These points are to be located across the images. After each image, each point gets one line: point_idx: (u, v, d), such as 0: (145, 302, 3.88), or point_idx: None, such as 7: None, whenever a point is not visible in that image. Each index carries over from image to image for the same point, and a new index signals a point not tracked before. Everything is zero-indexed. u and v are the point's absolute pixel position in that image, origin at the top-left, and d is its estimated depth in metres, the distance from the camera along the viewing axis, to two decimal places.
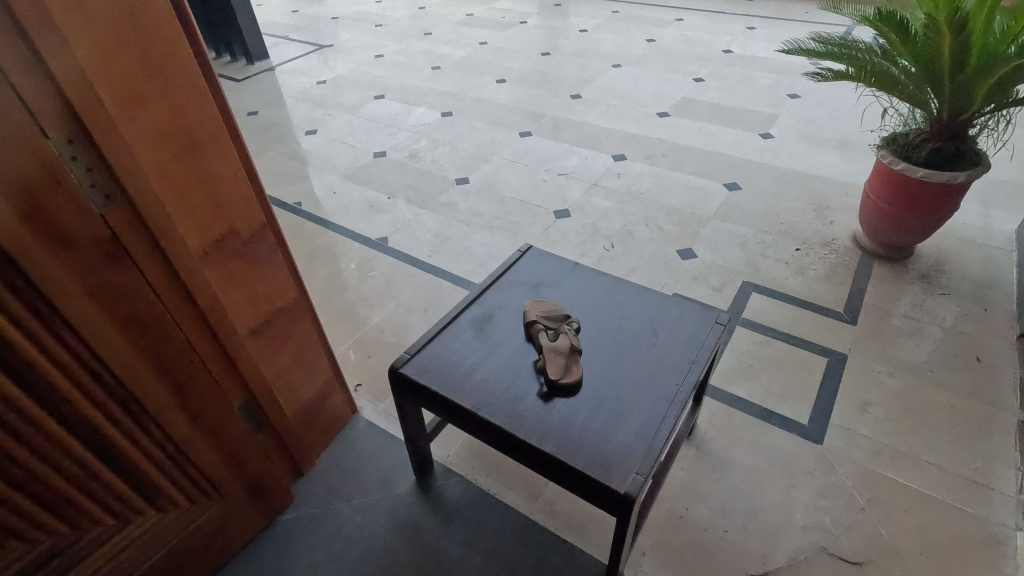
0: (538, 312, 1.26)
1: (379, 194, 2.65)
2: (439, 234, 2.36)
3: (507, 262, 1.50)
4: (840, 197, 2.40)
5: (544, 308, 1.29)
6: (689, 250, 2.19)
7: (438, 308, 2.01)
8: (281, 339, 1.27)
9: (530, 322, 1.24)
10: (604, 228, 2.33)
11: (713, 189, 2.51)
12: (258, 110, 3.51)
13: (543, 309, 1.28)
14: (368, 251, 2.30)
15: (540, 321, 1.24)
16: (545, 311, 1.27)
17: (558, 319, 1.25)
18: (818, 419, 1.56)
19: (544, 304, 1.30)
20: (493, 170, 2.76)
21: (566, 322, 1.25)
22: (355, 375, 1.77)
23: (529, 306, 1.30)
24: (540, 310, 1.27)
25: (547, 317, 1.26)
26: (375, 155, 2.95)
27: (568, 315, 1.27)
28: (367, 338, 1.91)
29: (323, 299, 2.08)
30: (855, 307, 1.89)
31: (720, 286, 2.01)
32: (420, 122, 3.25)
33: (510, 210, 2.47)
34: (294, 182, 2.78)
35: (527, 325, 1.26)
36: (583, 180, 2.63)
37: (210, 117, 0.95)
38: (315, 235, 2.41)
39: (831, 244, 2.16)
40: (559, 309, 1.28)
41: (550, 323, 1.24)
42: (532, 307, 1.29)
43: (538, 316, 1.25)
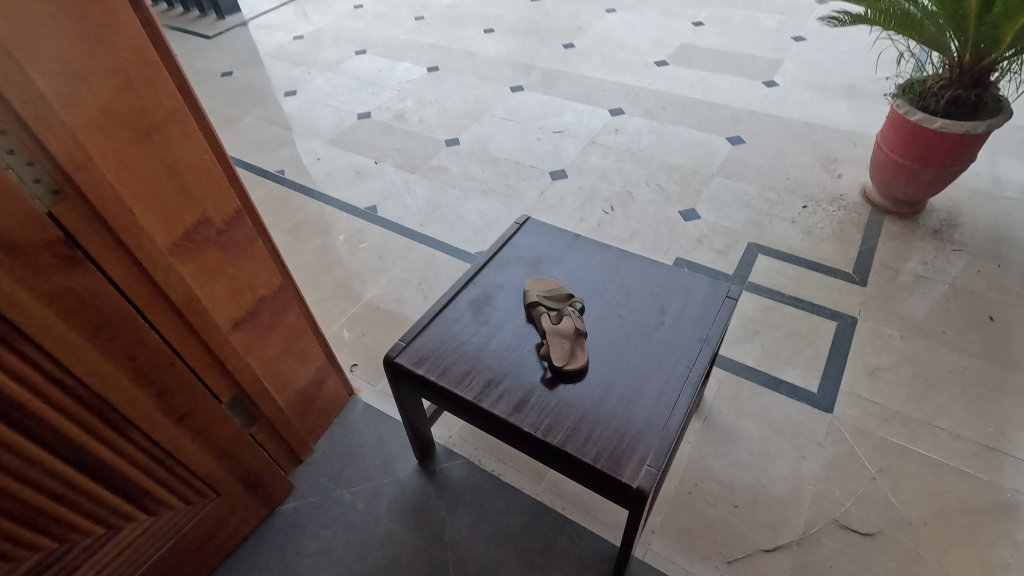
0: (540, 293, 1.19)
1: (365, 159, 2.52)
2: (431, 201, 2.26)
3: (503, 234, 1.42)
4: (848, 148, 2.29)
5: (546, 287, 1.22)
6: (692, 211, 2.10)
7: (433, 282, 1.94)
8: (272, 329, 1.21)
9: (530, 303, 1.17)
10: (602, 190, 2.23)
11: (715, 143, 2.39)
12: (232, 71, 3.31)
13: (544, 289, 1.20)
14: (356, 222, 2.20)
15: (541, 304, 1.17)
16: (547, 291, 1.19)
17: (560, 300, 1.18)
18: (827, 387, 1.53)
19: (546, 283, 1.23)
20: (484, 129, 2.62)
21: (569, 302, 1.18)
22: (350, 356, 1.72)
23: (529, 284, 1.23)
24: (541, 290, 1.20)
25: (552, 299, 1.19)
26: (360, 117, 2.80)
27: (571, 295, 1.20)
28: (360, 317, 1.84)
29: (312, 277, 2.00)
30: (864, 267, 1.83)
31: (724, 249, 1.94)
32: (404, 79, 3.07)
33: (503, 173, 2.36)
34: (277, 149, 2.64)
35: (528, 307, 1.18)
36: (579, 138, 2.51)
37: (168, 95, 0.85)
38: (301, 207, 2.30)
39: (840, 200, 2.07)
40: (563, 288, 1.21)
41: (553, 304, 1.17)
42: (533, 286, 1.22)
43: (540, 296, 1.19)
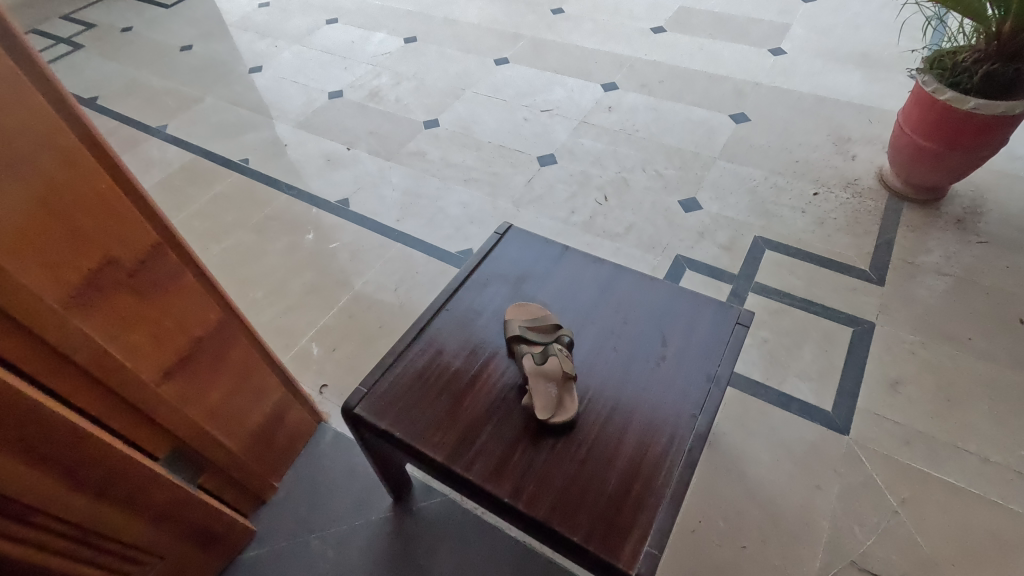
0: (523, 324, 1.04)
1: (337, 145, 2.31)
2: (408, 192, 2.07)
3: (481, 246, 1.25)
4: (862, 124, 2.09)
5: (529, 316, 1.07)
6: (693, 200, 1.92)
7: (410, 286, 1.77)
8: (215, 373, 1.06)
9: (511, 336, 1.03)
10: (595, 177, 2.04)
11: (717, 121, 2.19)
12: (193, 44, 3.04)
13: (528, 319, 1.05)
14: (327, 217, 2.02)
15: (524, 337, 1.02)
16: (531, 321, 1.04)
17: (546, 334, 1.02)
18: (842, 404, 1.39)
19: (529, 312, 1.07)
20: (465, 108, 2.41)
21: (556, 336, 1.02)
22: (320, 375, 1.57)
23: (511, 311, 1.08)
24: (524, 320, 1.05)
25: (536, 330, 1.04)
26: (330, 95, 2.57)
27: (558, 326, 1.04)
28: (330, 328, 1.68)
29: (278, 282, 1.82)
30: (882, 262, 1.67)
31: (728, 244, 1.77)
32: (379, 51, 2.83)
33: (487, 158, 2.16)
34: (240, 134, 2.42)
35: (509, 343, 1.04)
36: (569, 117, 2.30)
37: (37, 116, 0.67)
38: (267, 201, 2.10)
39: (854, 185, 1.89)
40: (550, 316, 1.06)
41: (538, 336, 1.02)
42: (515, 314, 1.07)
43: (523, 327, 1.04)
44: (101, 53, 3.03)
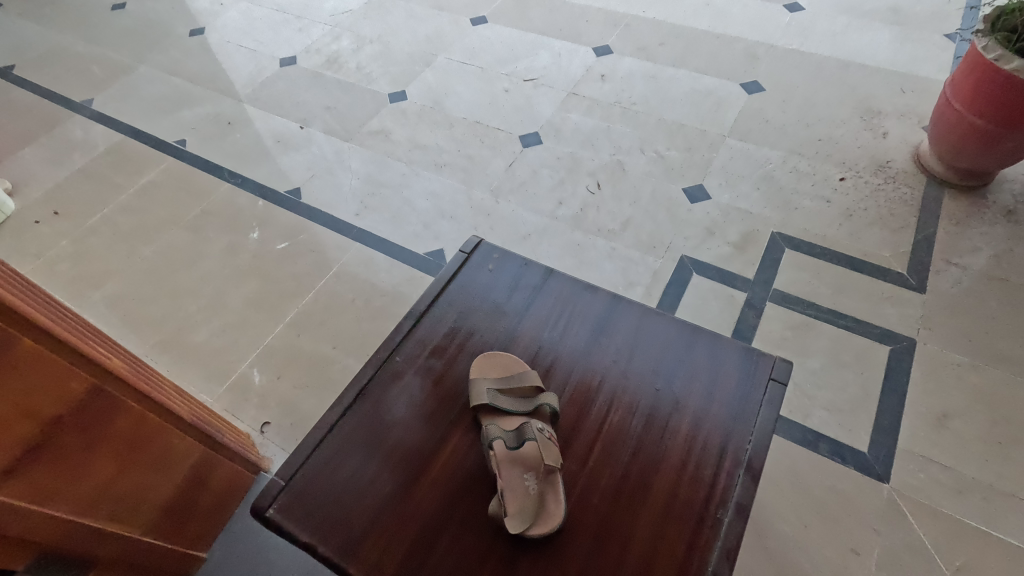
0: (494, 386, 0.80)
1: (288, 122, 2.00)
2: (369, 180, 1.79)
3: (442, 270, 0.99)
4: (893, 95, 1.81)
5: (503, 373, 0.82)
6: (699, 188, 1.65)
7: (370, 297, 1.51)
8: (89, 452, 0.80)
9: (479, 401, 0.79)
10: (586, 160, 1.76)
11: (726, 92, 1.90)
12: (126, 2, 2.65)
13: (501, 378, 0.81)
14: (275, 211, 1.73)
15: (494, 406, 0.79)
16: (505, 383, 0.80)
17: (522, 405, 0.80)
18: (880, 443, 1.17)
19: (501, 366, 0.83)
20: (437, 77, 2.09)
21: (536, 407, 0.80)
22: (262, 410, 1.33)
23: (479, 363, 0.84)
24: (496, 380, 0.81)
25: (511, 395, 0.80)
26: (282, 63, 2.24)
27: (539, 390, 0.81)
28: (276, 350, 1.43)
29: (216, 292, 1.56)
30: (921, 264, 1.42)
31: (741, 242, 1.52)
32: (339, 9, 2.47)
33: (460, 138, 1.87)
34: (177, 109, 2.09)
35: (476, 413, 0.80)
36: (556, 88, 1.99)
37: None
38: (206, 191, 1.81)
39: (886, 168, 1.63)
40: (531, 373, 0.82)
41: (512, 405, 0.79)
42: (485, 367, 0.83)
43: (495, 390, 0.80)
44: (20, 13, 2.64)
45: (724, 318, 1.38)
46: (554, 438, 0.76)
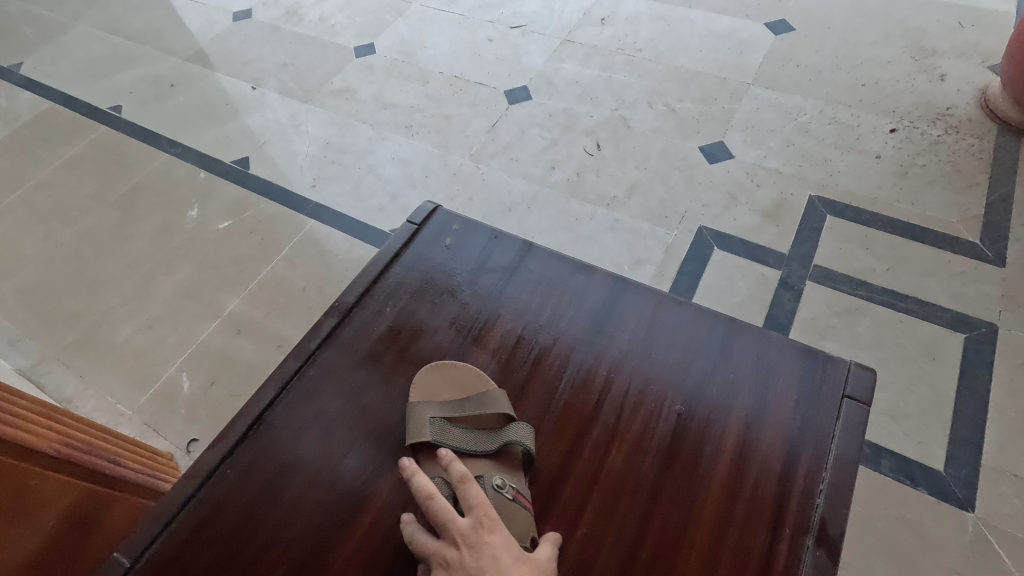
0: (441, 414, 0.57)
1: (239, 83, 1.73)
2: (329, 146, 1.52)
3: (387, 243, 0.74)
4: (950, 30, 1.51)
5: (458, 393, 0.59)
6: (719, 145, 1.38)
7: (326, 284, 1.26)
8: None
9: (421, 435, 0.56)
10: (583, 116, 1.49)
11: (748, 33, 1.61)
12: None
13: (453, 402, 0.57)
14: (219, 184, 1.47)
15: (439, 442, 0.56)
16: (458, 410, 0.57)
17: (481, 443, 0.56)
18: (960, 459, 0.92)
19: (454, 382, 0.60)
20: (410, 27, 1.81)
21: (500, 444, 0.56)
22: (189, 424, 1.09)
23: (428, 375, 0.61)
24: (446, 405, 0.57)
25: (464, 426, 0.57)
26: (236, 17, 1.96)
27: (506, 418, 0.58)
28: (211, 350, 1.19)
29: (146, 281, 1.31)
30: (998, 230, 1.15)
31: (773, 209, 1.25)
32: None
33: (437, 95, 1.60)
34: (115, 72, 1.82)
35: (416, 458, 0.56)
36: (548, 34, 1.71)
37: None
38: (141, 162, 1.55)
39: (946, 116, 1.35)
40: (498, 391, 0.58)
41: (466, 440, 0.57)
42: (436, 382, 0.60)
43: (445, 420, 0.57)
44: None
45: (754, 302, 1.12)
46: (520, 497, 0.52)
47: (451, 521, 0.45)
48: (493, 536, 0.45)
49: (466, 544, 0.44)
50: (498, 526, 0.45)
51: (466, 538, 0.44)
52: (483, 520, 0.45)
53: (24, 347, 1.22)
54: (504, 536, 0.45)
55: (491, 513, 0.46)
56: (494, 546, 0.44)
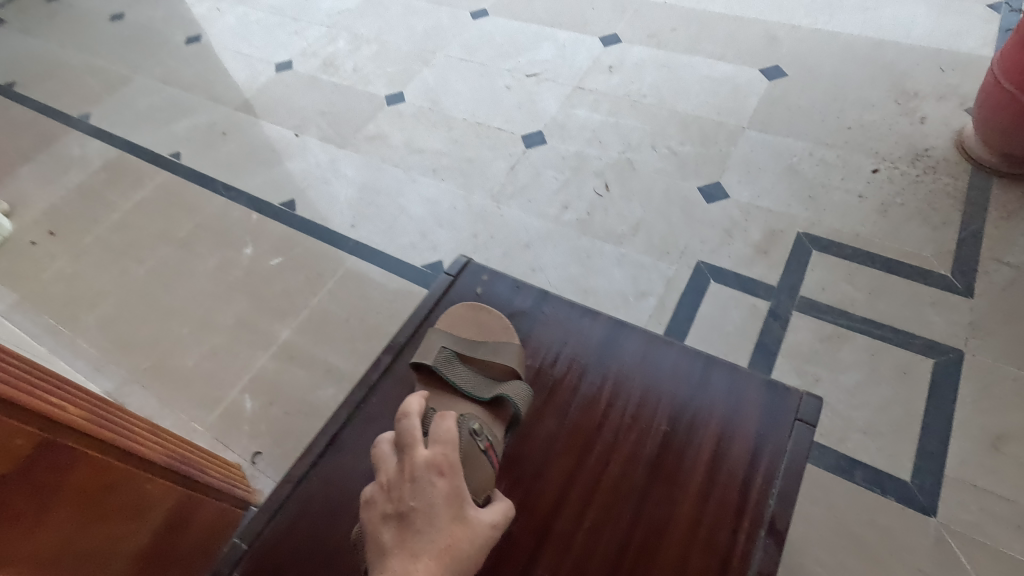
0: (454, 353, 0.78)
1: (283, 130, 1.93)
2: (365, 188, 1.71)
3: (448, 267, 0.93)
4: (932, 74, 1.65)
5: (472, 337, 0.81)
6: (716, 185, 1.53)
7: (366, 314, 1.43)
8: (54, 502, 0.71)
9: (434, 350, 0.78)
10: (593, 158, 1.65)
11: (744, 78, 1.76)
12: (123, 11, 2.61)
13: (468, 346, 0.79)
14: (270, 225, 1.66)
15: (443, 372, 0.76)
16: (471, 353, 0.78)
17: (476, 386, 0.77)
18: (926, 470, 1.04)
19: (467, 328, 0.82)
20: (435, 76, 2.00)
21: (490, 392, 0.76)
22: (252, 439, 1.27)
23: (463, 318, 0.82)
24: (460, 348, 0.78)
25: (466, 369, 0.78)
26: (278, 68, 2.17)
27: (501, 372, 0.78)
28: (268, 374, 1.36)
29: (208, 312, 1.50)
30: (969, 264, 1.28)
31: (764, 244, 1.39)
32: (335, 9, 2.38)
33: (460, 140, 1.78)
34: (173, 121, 2.04)
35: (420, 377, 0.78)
36: (561, 82, 1.88)
37: None
38: (199, 204, 1.75)
39: (925, 157, 1.48)
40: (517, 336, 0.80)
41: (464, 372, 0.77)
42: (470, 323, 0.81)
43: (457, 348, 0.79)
44: (20, 27, 2.62)
45: (745, 329, 1.26)
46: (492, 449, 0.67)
47: (416, 450, 0.55)
48: (441, 480, 0.54)
49: (412, 477, 0.54)
50: (450, 474, 0.54)
51: (416, 474, 0.54)
52: (438, 464, 0.54)
53: (108, 371, 1.41)
54: (452, 485, 0.54)
55: (450, 459, 0.55)
56: (439, 491, 0.53)
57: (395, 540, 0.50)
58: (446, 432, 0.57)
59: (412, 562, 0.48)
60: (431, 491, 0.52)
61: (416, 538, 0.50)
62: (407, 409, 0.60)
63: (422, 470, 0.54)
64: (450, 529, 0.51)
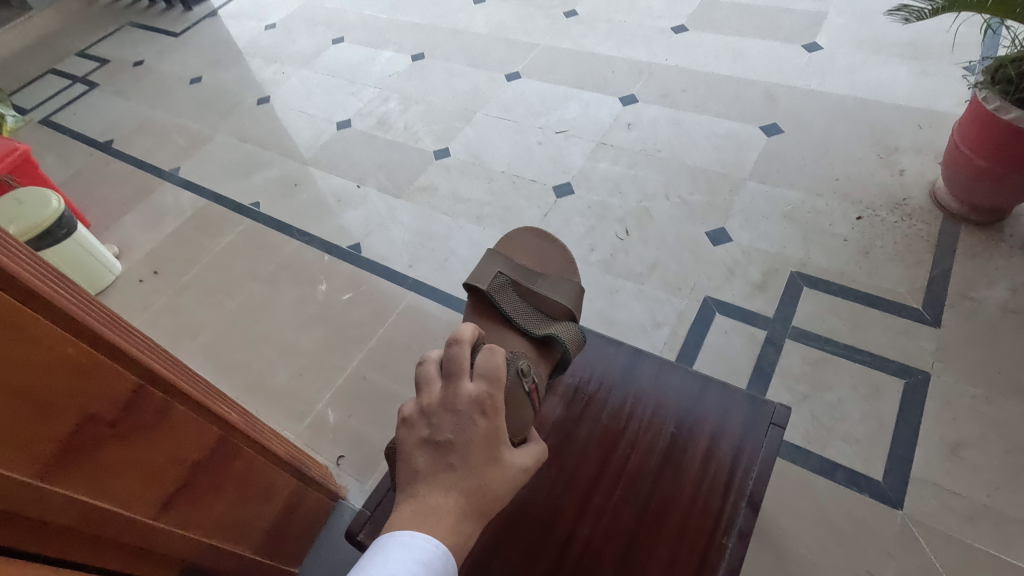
0: (513, 287, 1.03)
1: (346, 182, 2.25)
2: (419, 232, 2.00)
3: (498, 241, 1.17)
4: (911, 131, 1.89)
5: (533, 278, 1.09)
6: (721, 230, 1.78)
7: (425, 341, 1.70)
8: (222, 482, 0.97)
9: (491, 282, 1.01)
10: (615, 206, 1.92)
11: (746, 135, 2.03)
12: (201, 75, 3.00)
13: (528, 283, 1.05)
14: (339, 266, 1.96)
15: (503, 300, 1.00)
16: (530, 291, 1.03)
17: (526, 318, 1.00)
18: (895, 471, 1.26)
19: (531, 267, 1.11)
20: (476, 133, 2.30)
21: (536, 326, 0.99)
22: (335, 445, 1.54)
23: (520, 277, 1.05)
24: (518, 284, 1.03)
25: (519, 304, 1.02)
26: (339, 126, 2.50)
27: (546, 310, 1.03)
28: (345, 391, 1.64)
29: (292, 340, 1.79)
30: (937, 299, 1.50)
31: (762, 282, 1.64)
32: (386, 72, 2.73)
33: (499, 190, 2.07)
34: (251, 174, 2.38)
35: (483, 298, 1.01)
36: (586, 138, 2.16)
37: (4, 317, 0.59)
38: (278, 247, 2.06)
39: (903, 205, 1.72)
40: (571, 299, 1.04)
41: (513, 303, 1.00)
42: (523, 279, 1.04)
43: (511, 283, 1.03)
44: (113, 91, 3.03)
45: (745, 354, 1.50)
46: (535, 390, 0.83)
47: (463, 384, 0.65)
48: (483, 419, 0.63)
49: (453, 408, 0.63)
50: (490, 415, 0.64)
51: (458, 406, 0.63)
52: (482, 403, 0.64)
53: None
54: (490, 426, 0.63)
55: (492, 399, 0.64)
56: (480, 431, 0.63)
57: (429, 465, 0.61)
58: (493, 372, 0.66)
59: (444, 493, 0.59)
60: (473, 428, 0.62)
61: (450, 469, 0.61)
62: (459, 339, 0.69)
63: (466, 406, 0.63)
64: (484, 469, 0.62)
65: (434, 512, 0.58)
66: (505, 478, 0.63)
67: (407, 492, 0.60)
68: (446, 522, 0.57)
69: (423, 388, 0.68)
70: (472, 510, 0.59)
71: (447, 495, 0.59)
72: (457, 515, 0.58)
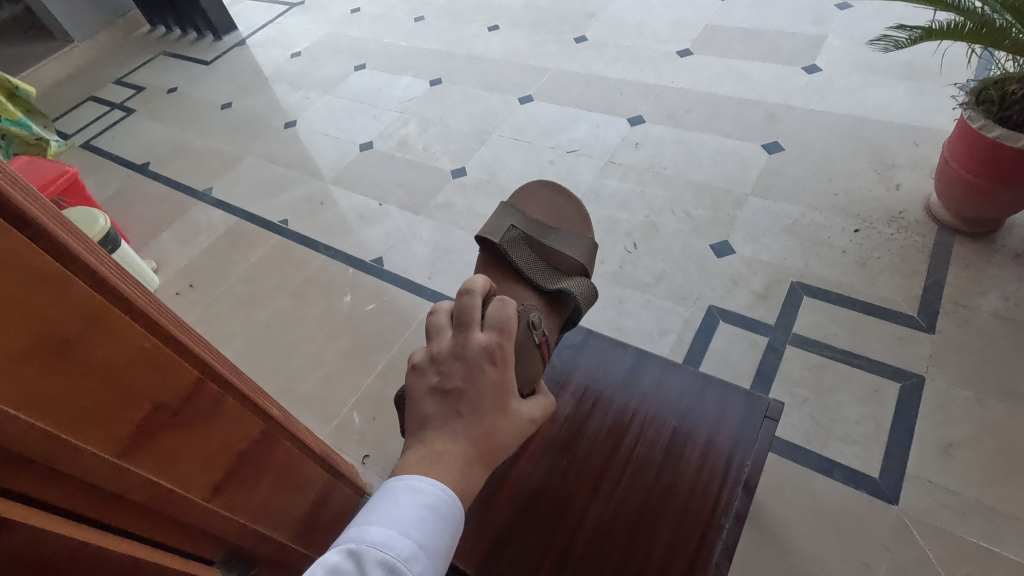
0: (522, 242, 1.06)
1: (369, 200, 2.38)
2: (438, 247, 2.12)
3: (513, 194, 1.22)
4: (907, 148, 1.97)
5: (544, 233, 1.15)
6: (725, 243, 1.87)
7: None
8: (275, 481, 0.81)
9: (503, 235, 1.06)
10: (624, 221, 2.02)
11: (749, 152, 2.12)
12: (231, 101, 3.18)
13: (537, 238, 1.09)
14: (363, 278, 2.08)
15: (513, 255, 1.04)
16: (538, 248, 1.07)
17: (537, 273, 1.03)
18: (891, 469, 1.33)
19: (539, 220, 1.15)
20: (491, 153, 2.43)
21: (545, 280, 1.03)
22: (361, 445, 1.64)
23: (531, 232, 1.09)
24: (528, 239, 1.07)
25: (529, 258, 1.05)
26: (362, 147, 2.64)
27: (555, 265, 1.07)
28: (370, 396, 1.75)
29: (319, 347, 1.90)
30: (932, 307, 1.58)
31: (764, 292, 1.72)
32: (405, 97, 2.88)
33: None
34: (279, 193, 2.52)
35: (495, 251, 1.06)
36: (596, 157, 2.28)
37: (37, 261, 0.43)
38: (305, 261, 2.19)
39: (899, 218, 1.80)
40: (581, 256, 1.09)
41: (524, 257, 1.05)
42: (535, 237, 1.09)
43: (523, 239, 1.07)
44: (149, 116, 3.22)
45: (747, 360, 1.58)
46: (545, 343, 0.87)
47: (474, 333, 0.63)
48: (493, 369, 0.62)
49: (462, 357, 0.62)
50: (500, 365, 0.63)
51: (467, 355, 0.62)
52: (492, 353, 0.63)
53: None
54: (500, 376, 0.62)
55: (502, 349, 0.63)
56: (490, 381, 0.62)
57: (437, 413, 0.60)
58: (504, 323, 0.64)
59: (450, 440, 0.59)
60: (482, 377, 0.62)
61: (458, 417, 0.60)
62: (471, 290, 0.67)
63: (477, 354, 0.62)
64: (491, 418, 0.61)
65: (442, 457, 0.58)
66: (512, 428, 0.63)
67: (414, 439, 0.60)
68: (454, 470, 0.58)
69: (433, 337, 0.67)
70: (478, 460, 0.60)
71: (454, 441, 0.59)
72: (464, 463, 0.58)
